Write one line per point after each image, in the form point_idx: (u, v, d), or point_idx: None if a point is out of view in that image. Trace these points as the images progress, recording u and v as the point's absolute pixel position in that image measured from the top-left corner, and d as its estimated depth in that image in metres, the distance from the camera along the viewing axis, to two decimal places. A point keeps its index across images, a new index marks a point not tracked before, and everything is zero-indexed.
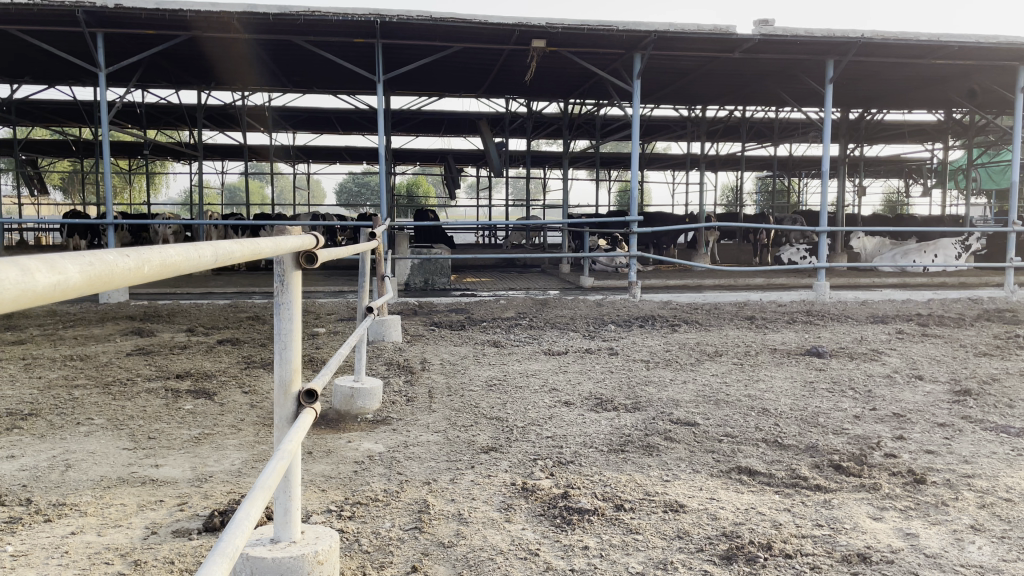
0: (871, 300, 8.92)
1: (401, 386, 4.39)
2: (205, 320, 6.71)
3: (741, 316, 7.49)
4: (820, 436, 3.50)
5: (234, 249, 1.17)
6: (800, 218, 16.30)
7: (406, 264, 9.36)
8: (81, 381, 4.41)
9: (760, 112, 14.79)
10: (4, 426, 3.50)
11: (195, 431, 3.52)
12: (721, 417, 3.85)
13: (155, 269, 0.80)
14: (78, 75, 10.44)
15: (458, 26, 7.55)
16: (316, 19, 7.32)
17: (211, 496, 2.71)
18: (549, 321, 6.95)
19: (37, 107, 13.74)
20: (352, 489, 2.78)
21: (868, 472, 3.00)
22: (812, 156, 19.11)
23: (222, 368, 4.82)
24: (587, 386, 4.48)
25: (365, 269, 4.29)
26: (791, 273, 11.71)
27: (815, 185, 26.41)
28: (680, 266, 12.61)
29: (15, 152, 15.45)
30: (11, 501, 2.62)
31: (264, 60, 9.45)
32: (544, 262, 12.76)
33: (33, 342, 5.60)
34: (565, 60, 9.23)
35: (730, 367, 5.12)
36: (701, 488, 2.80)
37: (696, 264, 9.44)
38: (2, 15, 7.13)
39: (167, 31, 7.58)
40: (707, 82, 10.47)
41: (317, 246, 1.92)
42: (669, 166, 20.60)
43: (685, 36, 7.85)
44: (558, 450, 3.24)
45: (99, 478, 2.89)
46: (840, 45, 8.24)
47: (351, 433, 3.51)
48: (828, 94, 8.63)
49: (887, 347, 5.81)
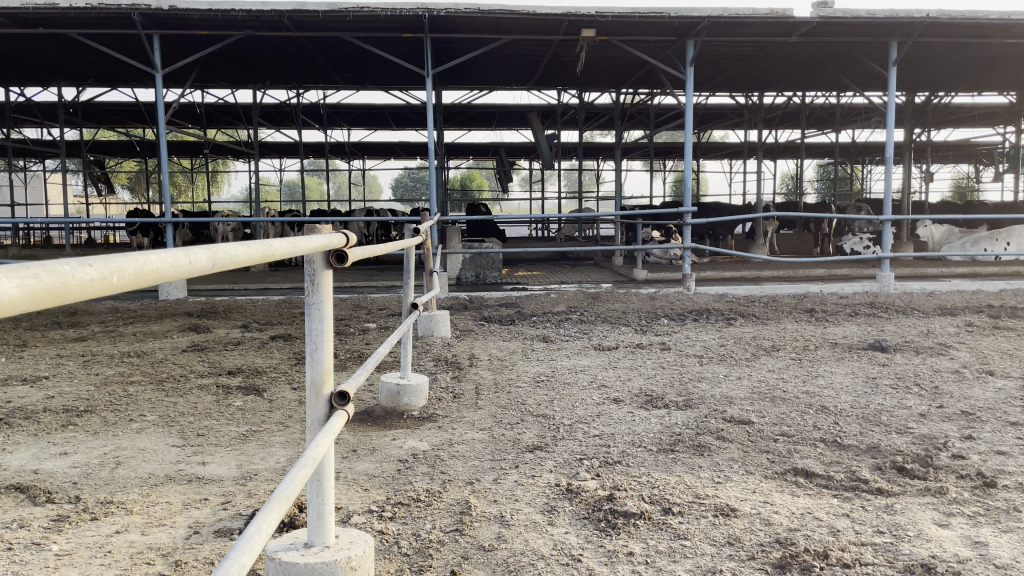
0: (939, 292, 8.56)
1: (449, 382, 4.36)
2: (260, 316, 6.79)
3: (800, 309, 7.26)
4: (883, 436, 3.34)
5: (241, 251, 1.11)
6: (865, 206, 15.78)
7: (458, 258, 9.34)
8: (136, 378, 4.48)
9: (820, 97, 14.34)
10: (59, 423, 3.57)
11: (243, 428, 3.53)
12: (777, 415, 3.71)
13: (130, 279, 0.73)
14: (139, 76, 10.69)
15: (506, 17, 7.47)
16: (365, 15, 7.33)
17: (255, 495, 2.70)
18: (600, 315, 6.85)
19: (103, 109, 14.16)
20: (395, 489, 2.75)
21: (934, 474, 2.84)
22: (876, 141, 18.46)
23: (273, 364, 4.85)
24: (638, 382, 4.38)
25: (410, 265, 4.24)
26: (853, 263, 11.34)
27: (879, 171, 25.56)
28: (737, 257, 12.31)
29: (83, 153, 15.95)
30: (60, 498, 2.67)
31: (315, 57, 9.47)
32: (598, 255, 12.63)
33: (94, 338, 5.74)
34: (617, 49, 9.06)
35: (787, 362, 4.96)
36: (754, 491, 2.69)
37: (754, 255, 9.20)
38: (63, 19, 7.31)
39: (220, 32, 7.68)
40: (765, 67, 10.16)
41: (347, 244, 1.87)
42: (727, 155, 20.17)
43: (740, 21, 7.62)
44: (606, 449, 3.16)
45: (147, 475, 2.91)
46: (904, 26, 7.90)
47: (396, 431, 3.49)
48: (891, 77, 8.26)
49: (956, 341, 5.54)
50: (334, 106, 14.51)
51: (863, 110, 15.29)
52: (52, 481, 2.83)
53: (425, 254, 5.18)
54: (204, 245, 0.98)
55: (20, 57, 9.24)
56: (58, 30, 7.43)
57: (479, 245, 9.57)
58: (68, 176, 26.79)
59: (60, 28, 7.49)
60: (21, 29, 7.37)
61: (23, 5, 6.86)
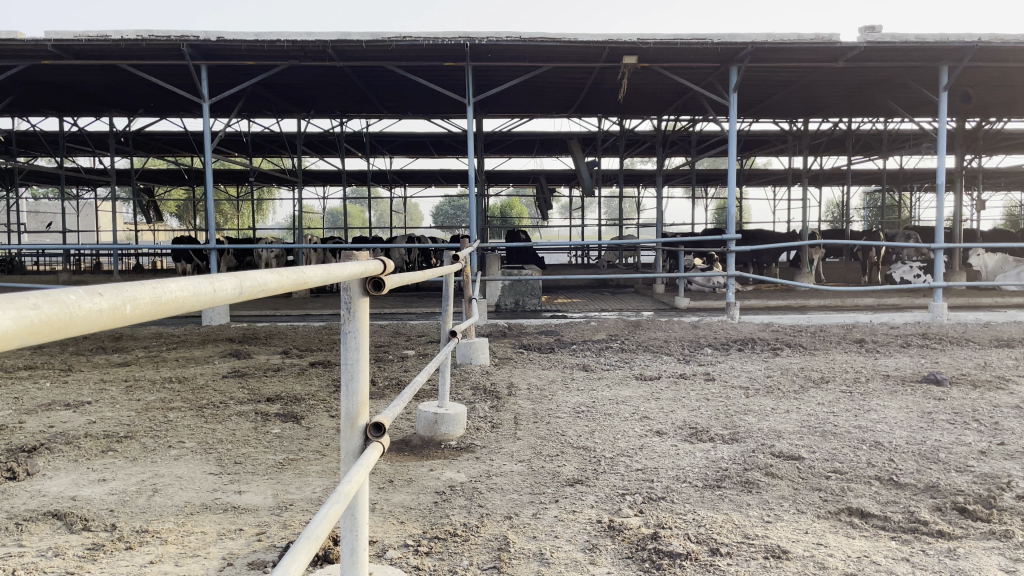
0: (995, 322, 8.25)
1: (487, 412, 4.28)
2: (300, 343, 6.80)
3: (848, 339, 7.05)
4: (941, 474, 3.18)
5: (271, 278, 1.07)
6: (914, 234, 15.41)
7: (497, 285, 9.30)
8: (177, 404, 4.49)
9: (866, 124, 14.08)
10: (100, 448, 3.58)
11: (280, 457, 3.50)
12: (829, 450, 3.56)
13: (146, 309, 0.70)
14: (187, 106, 10.92)
15: (547, 45, 7.49)
16: (408, 45, 7.42)
17: (290, 526, 2.64)
18: (642, 344, 6.72)
19: (152, 138, 14.49)
20: (431, 522, 2.67)
21: (999, 517, 2.67)
22: (925, 168, 18.08)
23: (311, 392, 4.82)
24: (681, 414, 4.25)
25: (450, 291, 4.18)
26: (903, 292, 11.05)
27: (929, 199, 24.98)
28: (781, 285, 12.11)
29: (133, 181, 16.34)
30: (96, 526, 2.65)
31: (357, 87, 9.58)
32: (639, 282, 12.52)
33: (137, 363, 5.80)
34: (659, 77, 9.04)
35: (837, 395, 4.78)
36: (806, 531, 2.56)
37: (800, 283, 8.98)
38: (116, 51, 7.53)
39: (266, 62, 7.82)
40: (809, 93, 10.04)
41: (385, 271, 1.81)
42: (771, 182, 19.92)
43: (784, 47, 7.54)
44: (650, 485, 3.05)
45: (183, 504, 2.88)
46: (954, 50, 7.70)
47: (433, 461, 3.42)
48: (942, 102, 8.04)
49: (1015, 374, 5.30)
50: (376, 134, 14.67)
51: (911, 137, 15.01)
52: (89, 509, 2.82)
53: (464, 281, 5.13)
54: (231, 272, 0.94)
55: (75, 87, 9.51)
56: (110, 62, 7.64)
57: (519, 272, 9.52)
58: (119, 203, 27.57)
59: (111, 59, 7.70)
60: (75, 61, 7.59)
61: (77, 37, 7.06)
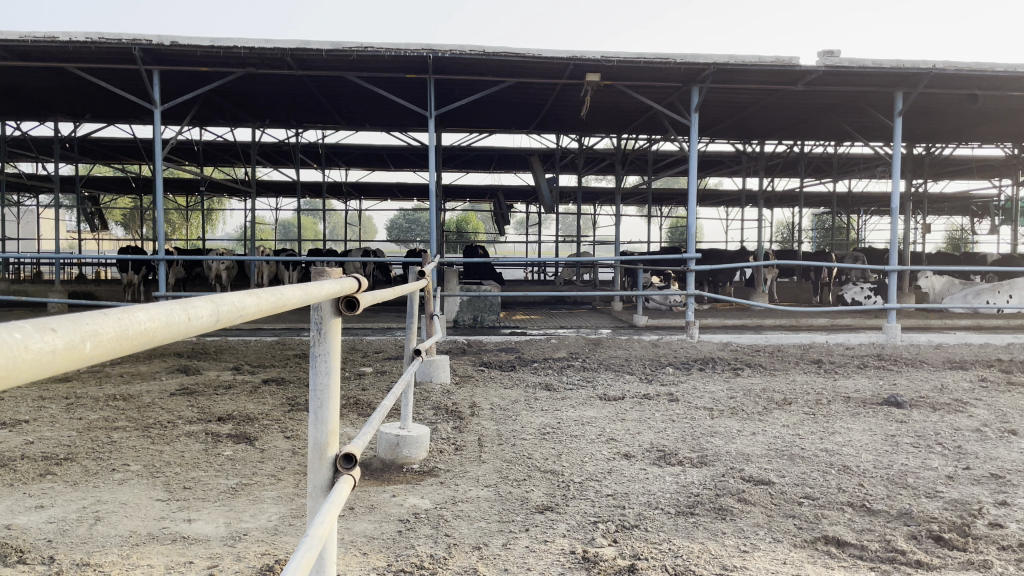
0: (947, 344, 8.39)
1: (450, 433, 4.15)
2: (252, 358, 6.57)
3: (806, 360, 7.08)
4: (912, 501, 3.15)
5: (249, 301, 0.95)
6: (863, 256, 15.72)
7: (455, 300, 9.17)
8: (121, 424, 4.26)
9: (818, 147, 14.35)
10: (37, 471, 3.36)
11: (233, 481, 3.32)
12: (798, 475, 3.51)
13: (109, 345, 0.57)
14: (136, 112, 10.57)
15: (510, 60, 7.41)
16: (369, 55, 7.28)
17: (244, 558, 2.47)
18: (604, 363, 6.65)
19: (98, 144, 14.03)
20: (396, 554, 2.54)
21: (975, 545, 2.65)
22: (873, 192, 18.49)
23: (265, 410, 4.64)
24: (648, 437, 4.17)
25: (415, 307, 4.01)
26: (856, 313, 11.23)
27: (877, 222, 25.58)
28: (736, 305, 12.31)
29: (78, 189, 15.83)
30: (32, 559, 2.45)
31: (316, 96, 9.39)
32: (596, 300, 12.51)
33: (79, 379, 5.52)
34: (621, 94, 9.06)
35: (801, 417, 4.76)
36: (784, 562, 2.49)
37: (756, 303, 9.03)
38: (63, 53, 7.25)
39: (222, 69, 7.62)
40: (767, 115, 10.13)
41: (358, 290, 1.70)
42: (725, 203, 20.15)
43: (746, 68, 7.57)
44: (621, 512, 2.95)
45: (128, 533, 2.70)
46: (910, 77, 7.85)
47: (396, 487, 3.28)
48: (897, 126, 8.13)
49: (973, 398, 5.34)
50: (333, 146, 14.45)
51: (861, 161, 15.33)
52: (24, 539, 2.61)
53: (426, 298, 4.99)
54: (207, 295, 0.82)
55: (18, 90, 9.14)
56: (56, 64, 7.35)
57: (477, 288, 9.39)
58: (63, 213, 26.81)
59: (58, 61, 7.40)
60: (19, 62, 7.28)
61: (22, 37, 6.75)
